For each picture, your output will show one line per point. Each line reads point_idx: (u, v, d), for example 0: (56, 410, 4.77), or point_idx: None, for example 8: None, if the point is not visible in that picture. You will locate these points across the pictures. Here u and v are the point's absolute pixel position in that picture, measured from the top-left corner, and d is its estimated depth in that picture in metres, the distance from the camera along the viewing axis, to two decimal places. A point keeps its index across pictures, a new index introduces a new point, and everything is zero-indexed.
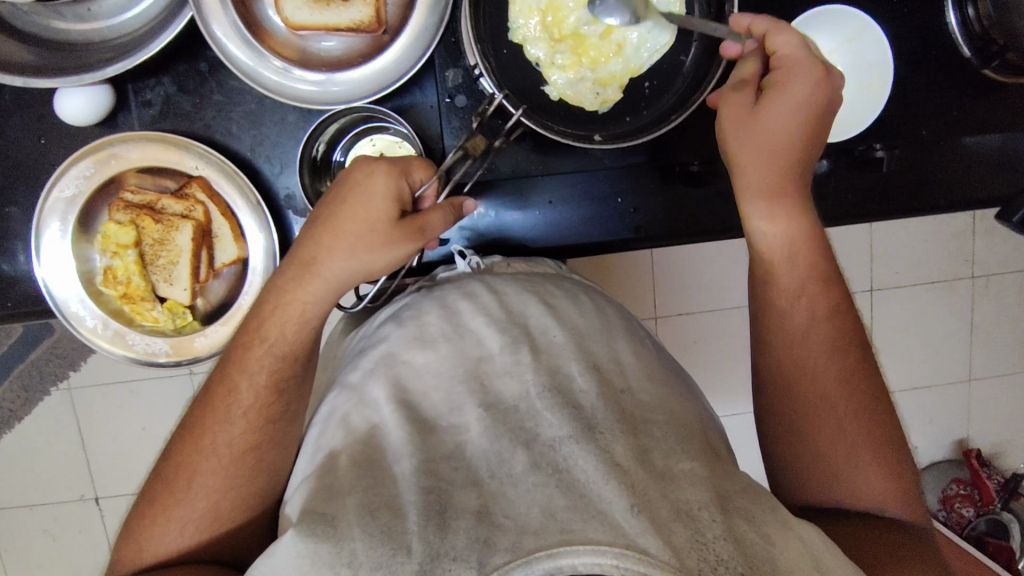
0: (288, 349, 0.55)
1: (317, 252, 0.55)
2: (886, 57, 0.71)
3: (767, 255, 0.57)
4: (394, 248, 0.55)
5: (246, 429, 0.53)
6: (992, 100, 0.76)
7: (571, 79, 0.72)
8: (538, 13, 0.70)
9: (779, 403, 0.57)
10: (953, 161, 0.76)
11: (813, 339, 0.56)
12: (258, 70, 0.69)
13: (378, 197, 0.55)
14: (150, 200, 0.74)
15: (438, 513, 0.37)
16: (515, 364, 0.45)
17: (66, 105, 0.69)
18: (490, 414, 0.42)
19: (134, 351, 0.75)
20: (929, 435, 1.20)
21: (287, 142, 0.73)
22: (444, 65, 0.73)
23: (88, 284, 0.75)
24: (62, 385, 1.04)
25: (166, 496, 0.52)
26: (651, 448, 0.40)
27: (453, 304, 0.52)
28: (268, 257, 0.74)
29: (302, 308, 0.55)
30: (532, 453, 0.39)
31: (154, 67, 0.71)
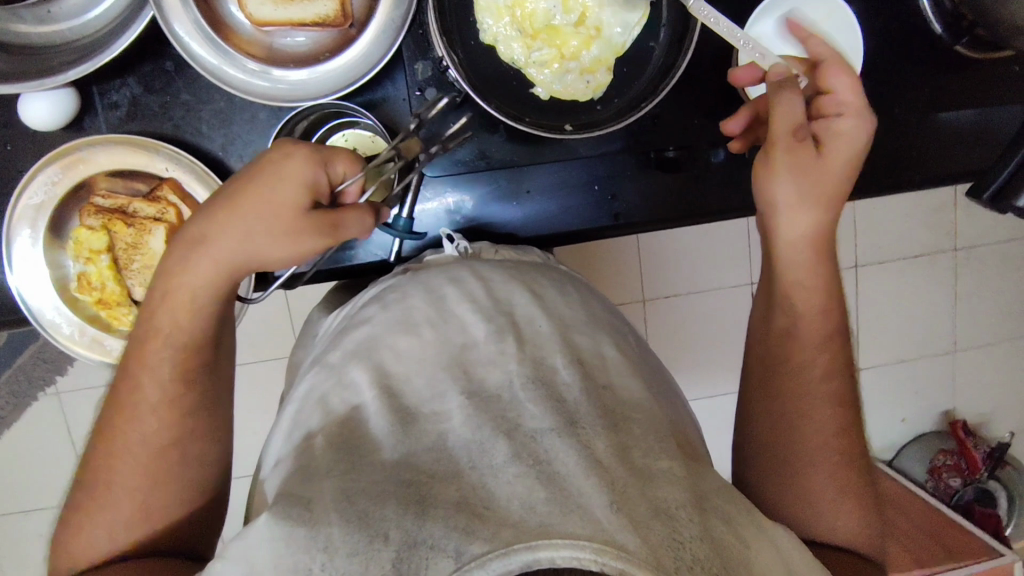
0: (188, 336, 0.55)
1: (209, 232, 0.54)
2: (858, 38, 0.71)
3: (804, 326, 0.62)
4: (295, 239, 0.54)
5: (160, 426, 0.53)
6: (966, 76, 0.77)
7: (556, 74, 0.70)
8: (506, 11, 0.68)
9: (764, 443, 0.61)
10: (928, 138, 0.77)
11: (813, 390, 0.60)
12: (223, 68, 0.68)
13: (290, 182, 0.53)
14: (121, 204, 0.73)
15: (420, 498, 0.36)
16: (500, 353, 0.45)
17: (29, 110, 0.67)
18: (473, 404, 0.42)
19: (113, 356, 0.74)
20: (917, 408, 1.23)
21: (258, 140, 0.72)
22: (413, 57, 0.72)
23: (63, 292, 0.73)
24: (51, 390, 1.02)
25: (88, 502, 0.52)
26: (633, 445, 0.41)
27: (439, 288, 0.52)
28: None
29: (190, 292, 0.54)
30: (515, 443, 0.39)
31: (119, 68, 0.69)
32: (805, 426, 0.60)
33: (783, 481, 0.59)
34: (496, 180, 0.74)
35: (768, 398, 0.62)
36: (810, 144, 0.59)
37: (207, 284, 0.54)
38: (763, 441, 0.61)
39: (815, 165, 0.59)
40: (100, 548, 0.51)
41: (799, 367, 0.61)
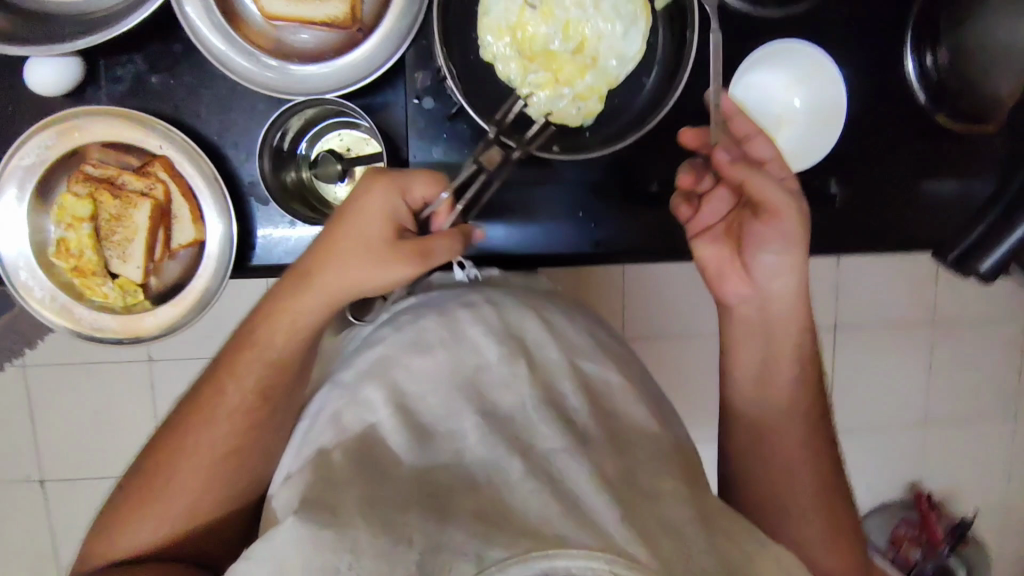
0: (278, 356, 0.61)
1: (311, 267, 0.59)
2: (840, 95, 0.74)
3: (779, 360, 0.67)
4: (389, 268, 0.58)
5: (229, 431, 0.60)
6: (957, 145, 0.78)
7: (549, 96, 0.69)
8: (507, 32, 0.70)
9: (743, 468, 0.67)
10: (912, 201, 0.78)
11: (785, 420, 0.67)
12: (229, 55, 0.68)
13: (375, 216, 0.58)
14: (111, 175, 0.71)
15: (438, 509, 0.39)
16: (512, 376, 0.49)
17: (33, 74, 0.66)
18: (487, 425, 0.45)
19: (79, 328, 0.72)
20: (884, 475, 1.27)
21: (254, 129, 0.72)
22: (414, 66, 0.72)
23: (40, 256, 0.71)
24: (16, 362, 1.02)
25: (144, 494, 0.59)
26: (637, 470, 0.43)
27: (454, 312, 0.55)
28: (225, 245, 0.71)
29: (293, 318, 0.60)
30: (530, 461, 0.42)
31: (129, 44, 0.69)
32: (779, 452, 0.66)
33: (761, 502, 0.65)
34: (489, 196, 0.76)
35: (743, 429, 0.68)
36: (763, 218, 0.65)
37: (308, 315, 0.60)
38: (741, 465, 0.67)
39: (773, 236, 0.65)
40: (139, 541, 0.59)
41: (772, 398, 0.67)
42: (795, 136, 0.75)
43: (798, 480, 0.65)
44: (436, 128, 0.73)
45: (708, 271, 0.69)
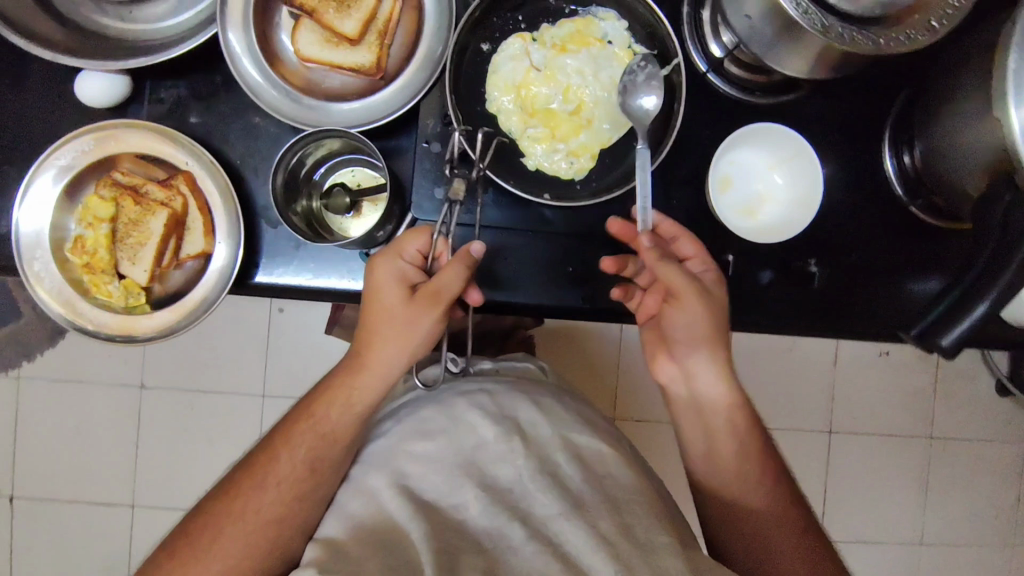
0: (329, 428, 0.69)
1: (360, 353, 0.70)
2: (817, 180, 0.71)
3: (716, 421, 0.72)
4: (419, 318, 0.69)
5: (276, 498, 0.65)
6: (943, 245, 0.77)
7: (545, 151, 0.74)
8: (513, 91, 0.74)
9: (720, 534, 0.69)
10: (892, 295, 0.77)
11: (743, 479, 0.70)
12: (263, 88, 0.70)
13: (385, 284, 0.68)
14: (136, 183, 0.75)
15: (447, 571, 0.52)
16: (509, 451, 0.62)
17: (86, 87, 0.75)
18: (485, 495, 0.59)
19: (79, 322, 0.74)
20: None
21: (270, 154, 0.78)
22: (426, 111, 0.71)
23: (56, 249, 0.74)
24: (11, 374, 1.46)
25: (184, 558, 0.62)
26: (634, 525, 0.57)
27: (449, 401, 0.68)
28: (229, 262, 0.75)
29: (348, 394, 0.70)
30: (526, 530, 0.56)
31: (176, 71, 0.77)
32: (744, 508, 0.69)
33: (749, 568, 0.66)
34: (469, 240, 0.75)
35: (708, 498, 0.71)
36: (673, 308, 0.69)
37: (361, 391, 0.71)
38: (717, 532, 0.69)
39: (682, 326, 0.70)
40: None
41: (719, 462, 0.71)
42: (774, 214, 0.75)
43: (778, 540, 0.66)
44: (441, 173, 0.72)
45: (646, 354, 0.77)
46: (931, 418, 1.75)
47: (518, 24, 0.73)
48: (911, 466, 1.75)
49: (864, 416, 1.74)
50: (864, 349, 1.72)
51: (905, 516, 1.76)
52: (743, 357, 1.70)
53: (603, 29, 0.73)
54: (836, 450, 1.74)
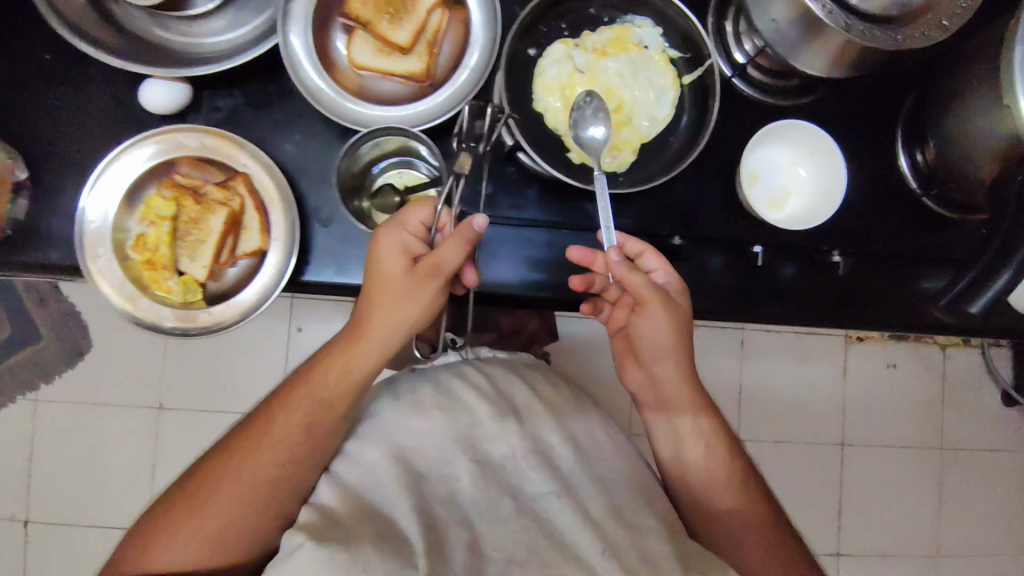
0: (326, 396, 0.72)
1: (359, 318, 0.73)
2: (842, 171, 0.76)
3: (678, 412, 0.78)
4: (418, 289, 0.71)
5: (276, 457, 0.68)
6: (946, 234, 0.82)
7: (588, 144, 0.70)
8: (557, 91, 0.72)
9: (692, 515, 0.76)
10: (908, 288, 0.82)
11: (706, 462, 0.77)
12: (323, 92, 0.76)
13: (387, 253, 0.71)
14: (196, 185, 0.79)
15: (436, 545, 0.60)
16: (501, 430, 0.71)
17: (150, 94, 0.79)
18: (478, 471, 0.67)
19: (140, 316, 0.77)
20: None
21: (320, 159, 0.83)
22: (472, 115, 0.74)
23: (119, 247, 0.78)
24: (30, 396, 1.61)
25: (178, 512, 0.65)
26: (621, 507, 0.68)
27: (445, 383, 0.75)
28: (286, 258, 0.79)
29: (345, 363, 0.72)
30: (515, 501, 0.66)
31: (232, 81, 0.82)
32: (710, 489, 0.76)
33: (723, 544, 0.73)
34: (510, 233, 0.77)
35: (678, 484, 0.79)
36: (642, 313, 0.73)
37: (359, 363, 0.73)
38: (692, 513, 0.76)
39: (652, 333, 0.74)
40: (164, 560, 0.63)
41: (681, 448, 0.78)
42: (802, 206, 0.79)
43: (736, 512, 0.75)
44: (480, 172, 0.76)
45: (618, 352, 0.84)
46: (942, 429, 1.78)
47: (562, 33, 0.72)
48: (924, 478, 1.77)
49: (875, 428, 1.77)
50: (873, 363, 1.76)
51: (923, 530, 1.77)
52: (754, 371, 1.73)
53: (640, 35, 0.72)
54: (850, 463, 1.76)
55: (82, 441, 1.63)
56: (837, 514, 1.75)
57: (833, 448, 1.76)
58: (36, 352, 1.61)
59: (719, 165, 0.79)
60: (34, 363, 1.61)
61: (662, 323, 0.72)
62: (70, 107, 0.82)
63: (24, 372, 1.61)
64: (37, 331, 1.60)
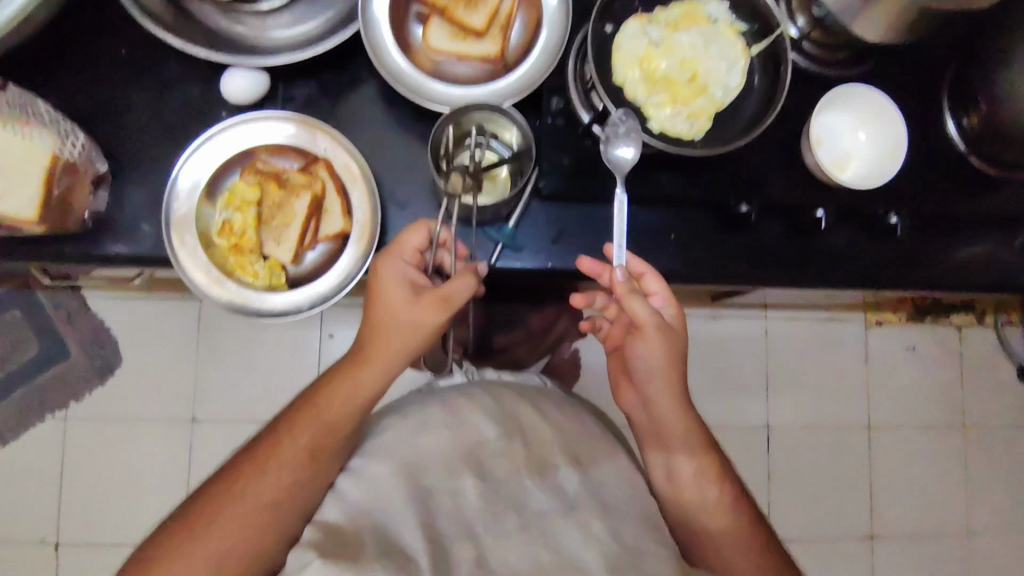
0: (333, 420, 0.78)
1: (366, 346, 0.79)
2: (902, 130, 0.82)
3: (673, 438, 0.84)
4: (423, 316, 0.76)
5: (285, 478, 0.74)
6: (999, 193, 0.86)
7: (667, 114, 0.74)
8: (637, 63, 0.75)
9: (685, 534, 0.83)
10: (947, 253, 0.89)
11: (700, 486, 0.84)
12: (407, 74, 0.80)
13: (394, 284, 0.77)
14: (278, 170, 0.81)
15: (440, 557, 0.63)
16: (507, 448, 0.74)
17: (231, 84, 0.81)
18: (484, 487, 0.70)
19: (230, 299, 0.80)
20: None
21: (394, 144, 0.85)
22: (550, 92, 0.80)
23: (206, 234, 0.80)
24: (60, 415, 1.51)
25: (186, 532, 0.69)
26: (622, 530, 0.69)
27: (455, 402, 0.78)
28: (370, 238, 0.81)
29: (352, 389, 0.79)
30: (522, 518, 0.69)
31: (307, 72, 0.85)
32: (706, 504, 0.83)
33: (716, 556, 0.80)
34: (584, 211, 0.85)
35: (674, 505, 0.84)
36: (639, 340, 0.80)
37: (364, 390, 0.79)
38: (686, 533, 0.83)
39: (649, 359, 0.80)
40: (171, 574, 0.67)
41: (676, 472, 0.85)
42: (865, 164, 0.85)
43: (727, 525, 0.82)
44: (564, 143, 0.79)
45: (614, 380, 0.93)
46: (963, 407, 1.78)
47: (636, 11, 0.79)
48: (949, 459, 1.77)
49: (900, 410, 1.77)
50: (892, 345, 1.77)
51: (951, 511, 1.76)
52: (780, 358, 1.73)
53: (709, 11, 0.77)
54: (877, 446, 1.75)
55: (97, 464, 1.52)
56: (869, 498, 1.74)
57: (861, 431, 1.75)
58: (64, 368, 1.52)
59: (776, 138, 0.83)
60: (59, 382, 1.52)
61: (659, 349, 0.79)
62: (147, 100, 0.84)
63: (53, 390, 1.51)
64: (66, 346, 1.52)
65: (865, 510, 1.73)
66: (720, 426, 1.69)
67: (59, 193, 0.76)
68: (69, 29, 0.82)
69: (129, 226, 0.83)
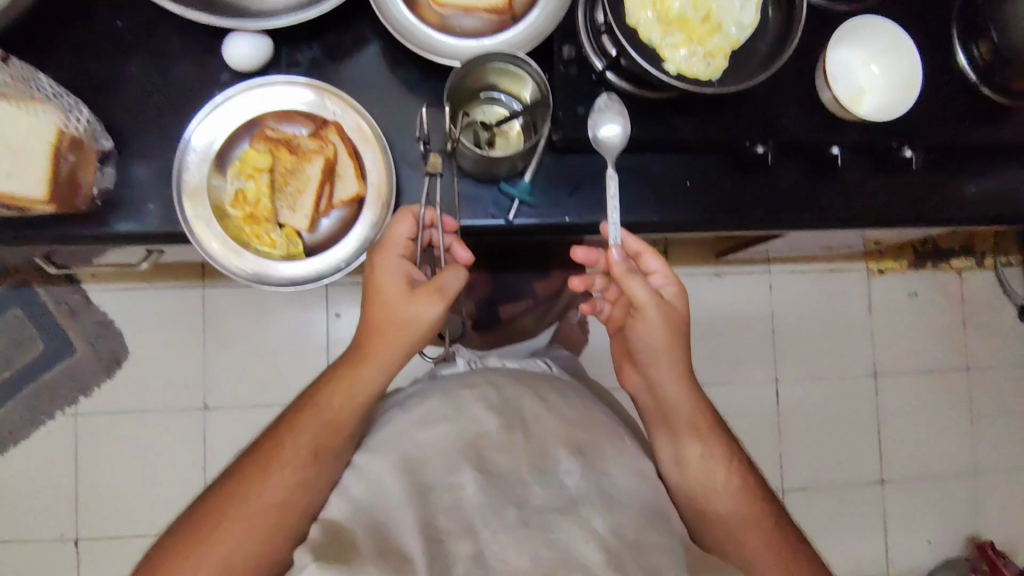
0: (334, 419, 0.77)
1: (363, 345, 0.79)
2: (914, 61, 0.83)
3: (677, 414, 0.83)
4: (417, 306, 0.76)
5: (291, 477, 0.74)
6: (1010, 121, 0.86)
7: (684, 55, 0.75)
8: (650, 7, 0.76)
9: (691, 513, 0.80)
10: (957, 189, 0.89)
11: (708, 465, 0.81)
12: (415, 29, 0.79)
13: (387, 276, 0.76)
14: (287, 136, 0.80)
15: (440, 560, 0.59)
16: (506, 440, 0.68)
17: (234, 52, 0.80)
18: (485, 480, 0.64)
19: (247, 269, 0.79)
20: (920, 543, 1.74)
21: (403, 104, 0.83)
22: (561, 41, 0.79)
23: (218, 204, 0.79)
24: (69, 412, 1.50)
25: (193, 537, 0.70)
26: (624, 526, 0.63)
27: (457, 392, 0.73)
28: (387, 198, 0.80)
29: (350, 386, 0.78)
30: (522, 512, 0.62)
31: (309, 35, 0.83)
32: (713, 483, 0.81)
33: (723, 535, 0.78)
34: (599, 163, 0.85)
35: (682, 485, 0.81)
36: (638, 317, 0.79)
37: (362, 387, 0.78)
38: (691, 513, 0.80)
39: (649, 335, 0.79)
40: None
41: (682, 451, 0.82)
42: (880, 99, 0.85)
43: (733, 504, 0.80)
44: (578, 91, 0.79)
45: (616, 360, 0.92)
46: (966, 349, 1.81)
47: None
48: (954, 401, 1.80)
49: (905, 355, 1.79)
50: (895, 292, 1.78)
51: (958, 451, 1.79)
52: (785, 312, 1.74)
53: None
54: (883, 394, 1.78)
55: (111, 460, 1.51)
56: (877, 445, 1.76)
57: (867, 379, 1.77)
58: (70, 365, 1.50)
59: (786, 78, 0.83)
60: (66, 378, 1.50)
61: (658, 326, 0.78)
62: (147, 73, 0.82)
63: (62, 387, 1.50)
64: (71, 342, 1.50)
65: (874, 455, 1.76)
66: (730, 382, 1.71)
67: (66, 169, 0.74)
68: (62, 5, 0.81)
69: (136, 205, 0.81)
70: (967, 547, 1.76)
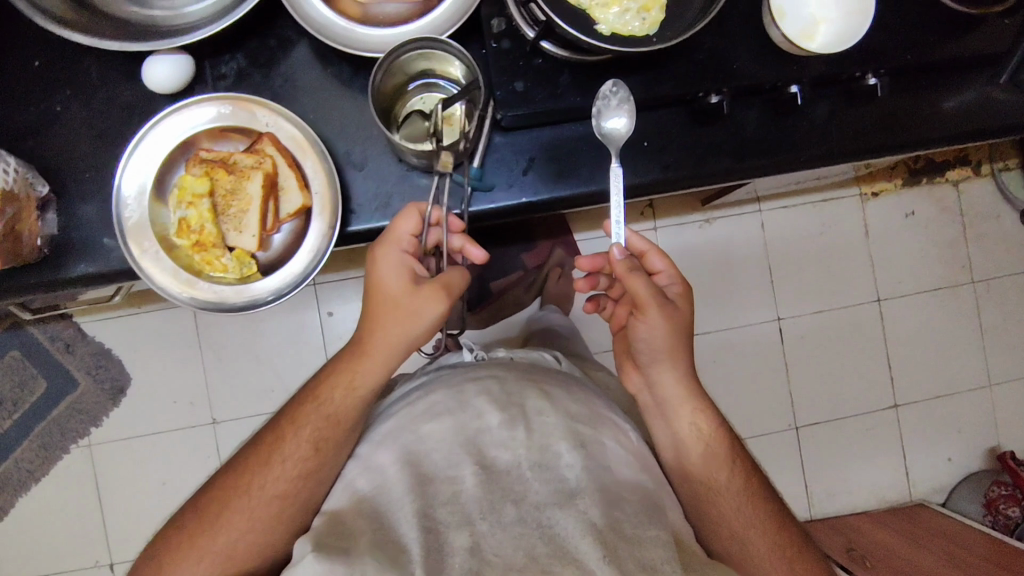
0: (335, 412, 0.76)
1: (364, 336, 0.77)
2: None
3: (678, 410, 0.80)
4: (422, 303, 0.75)
5: (290, 472, 0.73)
6: (971, 34, 0.82)
7: (616, 13, 0.75)
8: None
9: (695, 512, 0.79)
10: (932, 110, 0.85)
11: (712, 463, 0.79)
12: (331, 23, 0.75)
13: (392, 270, 0.75)
14: (223, 156, 0.78)
15: (435, 552, 0.57)
16: (499, 432, 0.67)
17: (154, 73, 0.76)
18: (485, 475, 0.63)
19: (201, 297, 0.77)
20: (941, 461, 1.74)
21: (342, 100, 0.80)
22: (489, 14, 0.76)
23: (162, 234, 0.77)
24: (83, 443, 1.52)
25: (195, 529, 0.71)
26: (623, 519, 0.61)
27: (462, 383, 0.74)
28: (332, 204, 0.77)
29: (352, 376, 0.77)
30: (520, 508, 0.61)
31: (229, 44, 0.79)
32: (718, 483, 0.79)
33: (727, 536, 0.77)
34: (551, 135, 0.81)
35: (686, 486, 0.80)
36: (638, 316, 0.78)
37: (364, 376, 0.77)
38: (695, 514, 0.79)
39: (651, 333, 0.78)
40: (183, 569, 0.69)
41: (683, 450, 0.80)
42: (833, 30, 0.81)
43: (739, 503, 0.78)
44: (514, 65, 0.76)
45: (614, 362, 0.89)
46: (968, 261, 1.76)
47: None
48: (962, 316, 1.77)
49: (907, 277, 1.75)
50: (891, 212, 1.74)
51: (971, 365, 1.76)
52: (778, 249, 1.70)
53: None
54: (889, 318, 1.74)
55: (130, 485, 1.53)
56: (887, 370, 1.74)
57: (871, 305, 1.74)
58: (76, 398, 1.51)
59: (732, 18, 0.78)
60: (74, 411, 1.51)
61: (661, 324, 0.77)
62: (72, 109, 0.79)
63: (72, 421, 1.51)
64: (72, 376, 1.51)
65: (885, 380, 1.74)
66: (729, 327, 1.69)
67: (3, 223, 0.72)
68: None
69: (86, 245, 0.79)
70: (989, 459, 1.75)
